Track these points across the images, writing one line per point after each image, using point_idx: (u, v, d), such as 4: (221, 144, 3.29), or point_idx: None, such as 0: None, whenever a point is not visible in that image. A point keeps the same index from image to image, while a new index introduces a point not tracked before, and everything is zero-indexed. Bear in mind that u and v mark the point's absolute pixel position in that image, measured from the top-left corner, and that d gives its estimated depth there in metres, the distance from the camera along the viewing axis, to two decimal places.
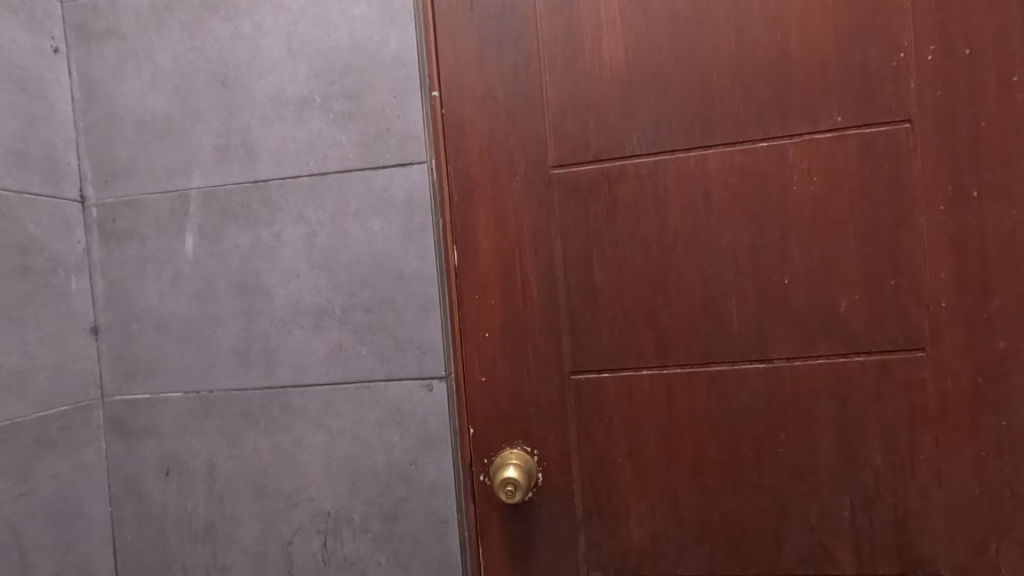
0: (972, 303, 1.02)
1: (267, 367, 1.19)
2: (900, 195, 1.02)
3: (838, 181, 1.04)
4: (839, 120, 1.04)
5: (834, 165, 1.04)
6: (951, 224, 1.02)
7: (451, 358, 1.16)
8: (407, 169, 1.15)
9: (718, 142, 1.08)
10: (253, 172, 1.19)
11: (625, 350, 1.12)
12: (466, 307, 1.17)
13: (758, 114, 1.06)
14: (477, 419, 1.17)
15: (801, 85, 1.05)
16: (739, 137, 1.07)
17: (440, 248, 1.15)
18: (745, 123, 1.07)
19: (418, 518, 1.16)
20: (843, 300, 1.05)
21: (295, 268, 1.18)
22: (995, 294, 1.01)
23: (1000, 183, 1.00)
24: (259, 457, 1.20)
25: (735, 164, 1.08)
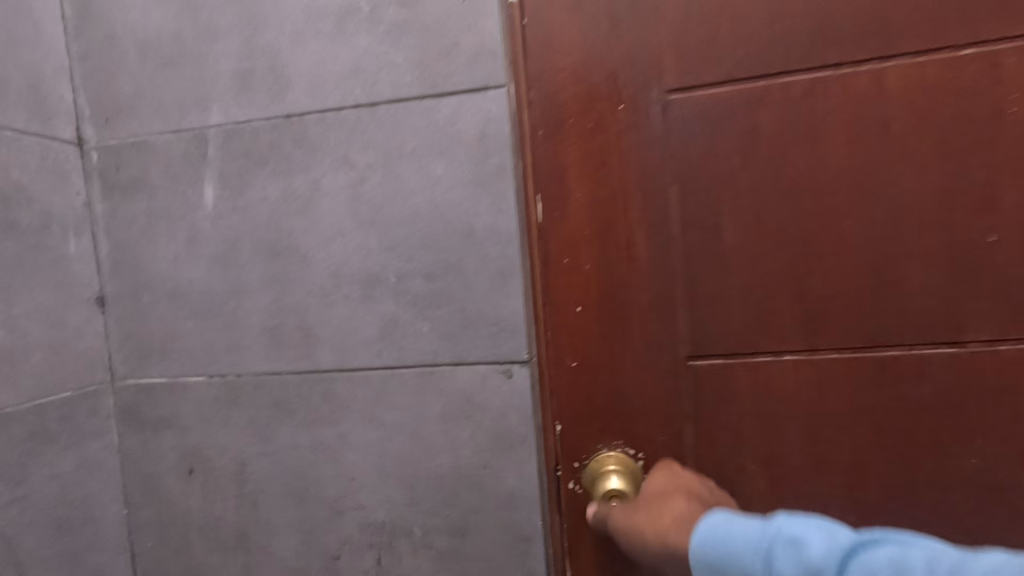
0: None
1: (306, 347, 0.97)
2: None
3: None
4: None
5: None
6: None
7: (536, 339, 0.93)
8: (479, 96, 0.89)
9: (904, 50, 0.80)
10: (283, 104, 0.95)
11: (763, 328, 0.87)
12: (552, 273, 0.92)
13: (964, 9, 0.78)
14: (566, 413, 0.94)
15: None
16: (934, 42, 0.79)
17: (522, 200, 0.91)
18: (943, 23, 0.79)
19: (493, 534, 0.94)
20: None
21: (337, 225, 0.94)
22: None
23: None
24: (298, 455, 0.99)
25: (927, 80, 0.80)
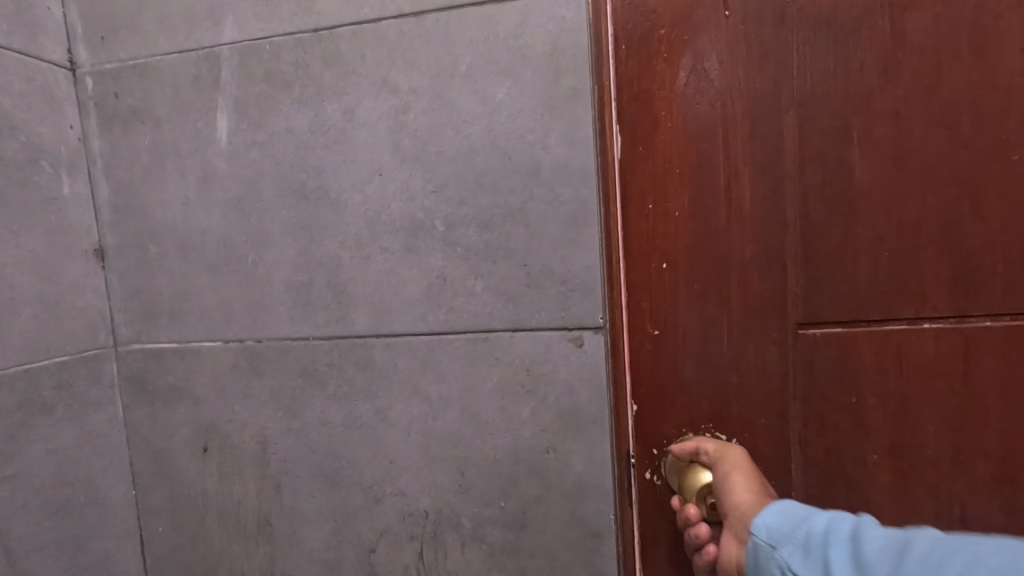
0: None
1: (338, 308, 0.83)
2: None
3: None
4: None
5: None
6: None
7: (614, 300, 0.78)
8: (550, 1, 0.72)
9: None
10: (312, 16, 0.79)
11: (899, 288, 0.71)
12: (635, 222, 0.79)
13: None
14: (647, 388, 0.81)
15: None
16: None
17: (602, 130, 0.75)
18: None
19: (558, 528, 0.80)
20: None
21: (376, 161, 0.79)
22: None
23: None
24: (329, 434, 0.85)
25: None
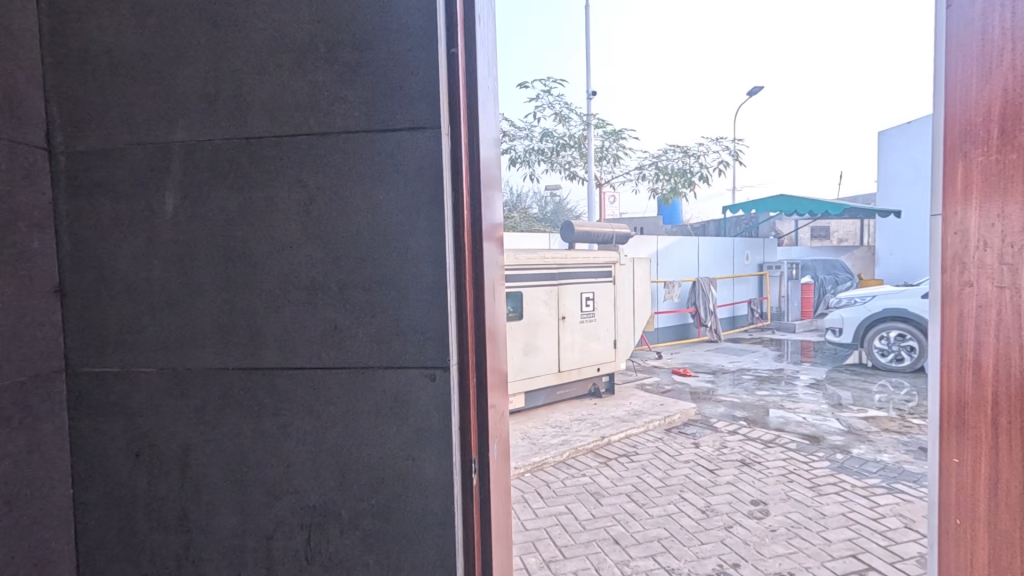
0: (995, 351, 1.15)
1: (253, 345, 1.08)
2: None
3: None
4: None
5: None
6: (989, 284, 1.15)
7: (464, 350, 1.09)
8: (418, 133, 1.02)
9: None
10: (245, 127, 1.05)
11: None
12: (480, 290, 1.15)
13: None
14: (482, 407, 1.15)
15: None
16: None
17: (458, 234, 1.08)
18: None
19: (415, 518, 1.06)
20: None
21: (288, 236, 1.05)
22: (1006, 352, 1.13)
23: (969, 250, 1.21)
24: (240, 443, 1.09)
25: None
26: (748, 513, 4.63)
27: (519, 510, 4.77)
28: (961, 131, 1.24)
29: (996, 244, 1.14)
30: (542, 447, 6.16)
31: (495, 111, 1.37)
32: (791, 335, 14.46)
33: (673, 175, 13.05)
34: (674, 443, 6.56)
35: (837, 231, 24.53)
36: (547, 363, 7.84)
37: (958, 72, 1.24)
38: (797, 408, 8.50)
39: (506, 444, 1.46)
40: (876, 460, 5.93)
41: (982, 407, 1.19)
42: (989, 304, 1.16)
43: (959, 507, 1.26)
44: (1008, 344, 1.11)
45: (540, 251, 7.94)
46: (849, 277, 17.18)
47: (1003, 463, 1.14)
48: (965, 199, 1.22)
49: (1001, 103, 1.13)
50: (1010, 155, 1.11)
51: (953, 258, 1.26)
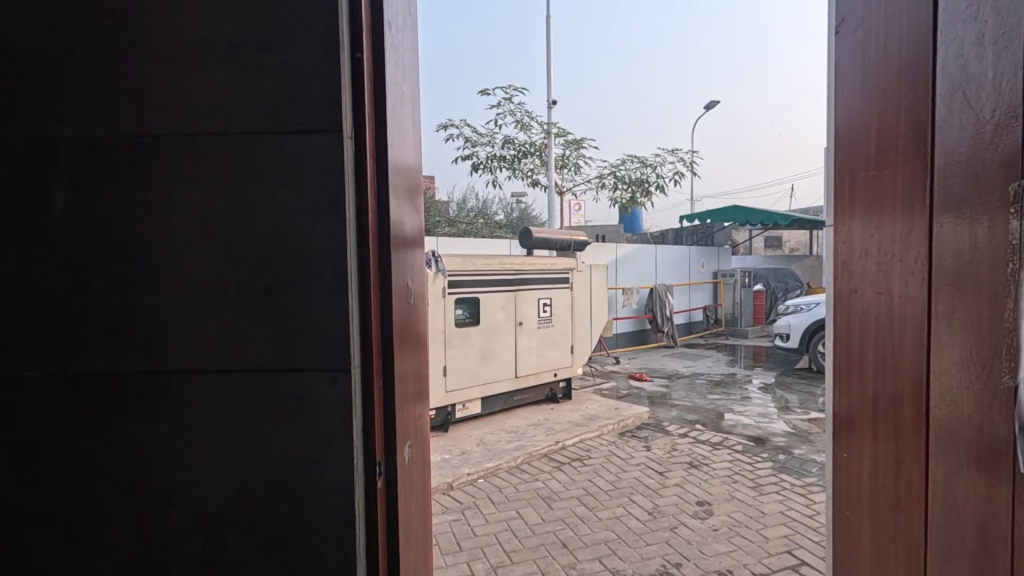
0: (876, 356, 1.23)
1: (148, 349, 1.05)
2: (898, 231, 1.15)
3: (912, 206, 1.11)
4: (902, 149, 1.15)
5: (912, 195, 1.11)
6: (871, 293, 1.24)
7: (368, 353, 1.10)
8: (321, 136, 1.02)
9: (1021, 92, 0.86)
10: (142, 125, 1.03)
11: None
12: (386, 295, 1.16)
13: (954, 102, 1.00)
14: (388, 410, 1.16)
15: (910, 110, 1.12)
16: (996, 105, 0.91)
17: (361, 238, 1.08)
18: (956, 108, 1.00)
19: (314, 523, 1.05)
20: (950, 328, 1.01)
21: (186, 237, 1.04)
22: (880, 358, 1.22)
23: (851, 261, 1.31)
24: (133, 450, 1.06)
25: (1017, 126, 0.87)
26: (692, 514, 4.76)
27: (470, 517, 4.75)
28: (848, 147, 1.33)
29: (873, 252, 1.23)
30: (497, 453, 6.17)
31: (409, 115, 1.38)
32: (743, 341, 15.02)
33: (632, 184, 13.40)
34: (627, 446, 6.69)
35: (789, 241, 25.67)
36: (504, 369, 7.87)
37: (845, 93, 1.34)
38: (747, 411, 8.83)
39: (423, 446, 1.47)
40: (816, 459, 6.22)
41: (865, 405, 1.28)
42: (870, 308, 1.25)
43: (848, 499, 1.35)
44: (884, 345, 1.20)
45: (498, 257, 8.00)
46: (799, 286, 17.95)
47: (879, 457, 1.22)
48: (851, 211, 1.32)
49: (877, 122, 1.23)
50: (884, 170, 1.20)
51: (843, 265, 1.35)
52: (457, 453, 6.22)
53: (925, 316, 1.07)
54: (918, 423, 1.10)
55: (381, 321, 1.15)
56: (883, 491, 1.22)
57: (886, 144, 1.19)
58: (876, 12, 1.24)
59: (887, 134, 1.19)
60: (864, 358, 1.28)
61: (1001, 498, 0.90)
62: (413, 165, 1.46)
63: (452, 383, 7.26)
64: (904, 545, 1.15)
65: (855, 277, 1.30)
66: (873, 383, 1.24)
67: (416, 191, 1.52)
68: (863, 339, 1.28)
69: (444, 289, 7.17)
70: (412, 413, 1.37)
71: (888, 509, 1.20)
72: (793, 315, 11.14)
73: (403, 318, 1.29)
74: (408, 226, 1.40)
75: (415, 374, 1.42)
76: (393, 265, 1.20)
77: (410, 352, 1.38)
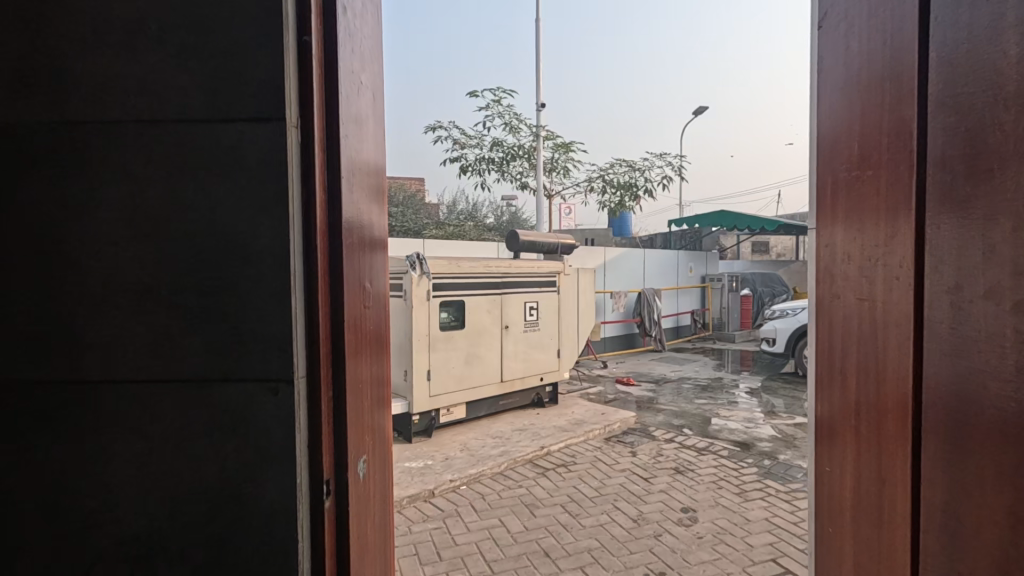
0: (859, 365, 1.17)
1: (70, 356, 0.95)
2: (881, 234, 1.09)
3: (895, 207, 1.05)
4: (883, 149, 1.09)
5: (895, 197, 1.05)
6: (852, 299, 1.18)
7: (315, 358, 1.01)
8: (261, 125, 0.93)
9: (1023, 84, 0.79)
10: (66, 111, 0.94)
11: None
12: (338, 296, 1.07)
13: (946, 97, 0.94)
14: (338, 422, 1.07)
15: (894, 107, 1.06)
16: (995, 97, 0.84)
17: (307, 234, 0.99)
18: (947, 102, 0.93)
19: (253, 546, 0.96)
20: (940, 336, 0.95)
21: (112, 234, 0.95)
22: (862, 367, 1.16)
23: (835, 266, 1.25)
24: (54, 467, 0.96)
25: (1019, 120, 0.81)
26: (677, 521, 4.70)
27: (451, 525, 4.65)
28: (829, 146, 1.28)
29: (855, 256, 1.18)
30: (482, 458, 6.08)
31: (370, 107, 1.31)
32: (731, 346, 15.09)
33: (620, 189, 13.41)
34: (613, 452, 6.63)
35: (776, 245, 25.87)
36: (489, 373, 7.79)
37: (826, 89, 1.29)
38: (732, 415, 8.83)
39: (384, 456, 1.39)
40: (801, 464, 6.22)
41: (846, 414, 1.22)
42: (851, 315, 1.19)
43: (829, 513, 1.29)
44: (865, 356, 1.14)
45: (484, 260, 7.91)
46: (786, 291, 18.10)
47: (861, 473, 1.16)
48: (833, 216, 1.26)
49: (860, 121, 1.16)
50: (866, 171, 1.14)
51: (824, 270, 1.29)
52: (441, 459, 6.11)
53: (911, 325, 1.01)
54: (901, 434, 1.04)
55: (331, 323, 1.06)
56: (865, 507, 1.15)
57: (867, 144, 1.14)
58: (859, 6, 1.18)
59: (868, 134, 1.14)
60: (845, 366, 1.22)
61: (1005, 521, 0.83)
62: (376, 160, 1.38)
63: (436, 387, 7.15)
64: (887, 565, 1.08)
65: (837, 283, 1.24)
66: (856, 394, 1.18)
67: (382, 189, 1.44)
68: (845, 347, 1.22)
69: (428, 292, 7.08)
70: (371, 422, 1.28)
71: (870, 527, 1.14)
72: (780, 320, 11.32)
73: (361, 321, 1.20)
74: (370, 224, 1.31)
75: (376, 382, 1.34)
76: (347, 264, 1.11)
77: (371, 358, 1.29)
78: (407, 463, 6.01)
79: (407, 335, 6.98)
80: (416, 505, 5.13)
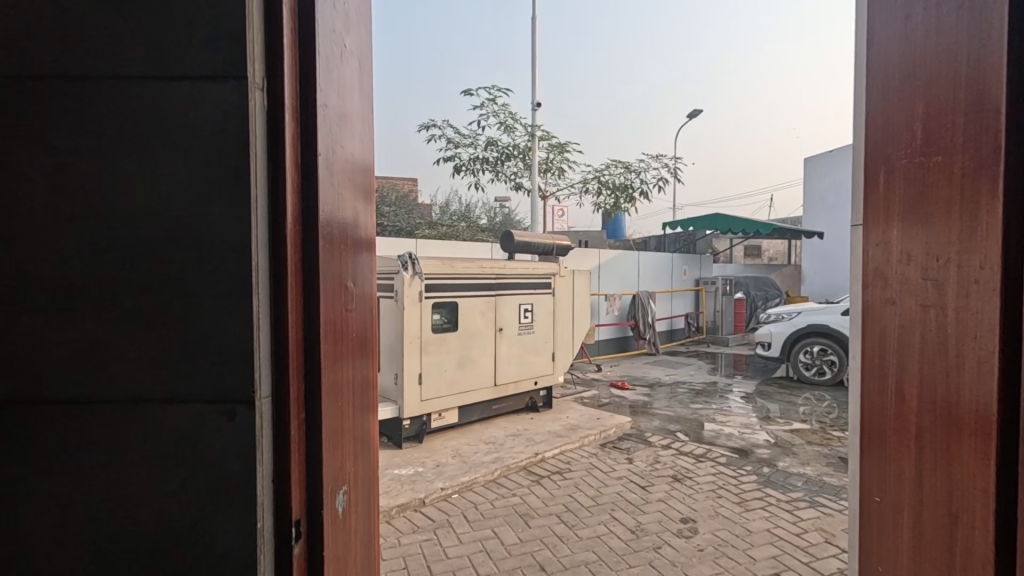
0: (925, 372, 1.20)
1: (162, 357, 0.88)
2: (957, 243, 1.13)
3: (973, 218, 1.09)
4: (959, 155, 1.13)
5: (972, 208, 1.10)
6: (917, 306, 1.23)
7: (284, 357, 0.96)
8: None
9: None
10: (159, 97, 0.88)
11: None
12: (313, 292, 1.03)
13: None
14: (310, 425, 1.03)
15: (972, 114, 1.10)
16: None
17: (274, 227, 0.94)
18: None
19: None
20: None
21: (209, 228, 0.88)
22: (929, 374, 1.20)
23: (900, 272, 1.28)
24: (144, 477, 0.89)
25: None
26: (677, 531, 5.27)
27: (441, 537, 5.13)
28: (883, 138, 1.34)
29: (918, 257, 1.23)
30: (474, 466, 6.65)
31: (356, 92, 1.28)
32: (725, 350, 15.36)
33: (615, 190, 13.61)
34: (608, 458, 7.28)
35: (766, 250, 26.25)
36: (482, 377, 7.97)
37: (879, 83, 1.35)
38: (729, 420, 9.13)
39: (367, 454, 1.35)
40: (800, 473, 6.81)
41: (904, 420, 1.27)
42: (913, 321, 1.24)
43: (883, 516, 1.34)
44: (928, 351, 1.20)
45: (479, 260, 8.04)
46: (778, 295, 18.42)
47: (923, 472, 1.21)
48: (887, 218, 1.32)
49: (922, 118, 1.22)
50: (933, 158, 1.19)
51: (875, 271, 1.36)
52: (431, 466, 6.61)
53: (998, 333, 1.04)
54: (979, 439, 1.08)
55: (304, 321, 1.02)
56: (930, 510, 1.20)
57: (932, 130, 1.19)
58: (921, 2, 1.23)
59: (935, 120, 1.18)
60: (906, 374, 1.26)
61: None
62: (364, 152, 1.38)
63: (427, 391, 7.31)
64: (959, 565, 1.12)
65: (899, 290, 1.28)
66: (919, 402, 1.22)
67: (367, 179, 1.41)
68: (907, 354, 1.26)
69: (421, 294, 7.21)
70: (351, 421, 1.24)
71: (935, 528, 1.19)
72: (774, 324, 11.62)
73: (341, 319, 1.16)
74: (353, 216, 1.27)
75: (357, 380, 1.30)
76: (326, 260, 1.07)
77: (351, 356, 1.25)
78: (396, 471, 6.46)
79: (397, 337, 7.15)
80: (405, 514, 5.62)
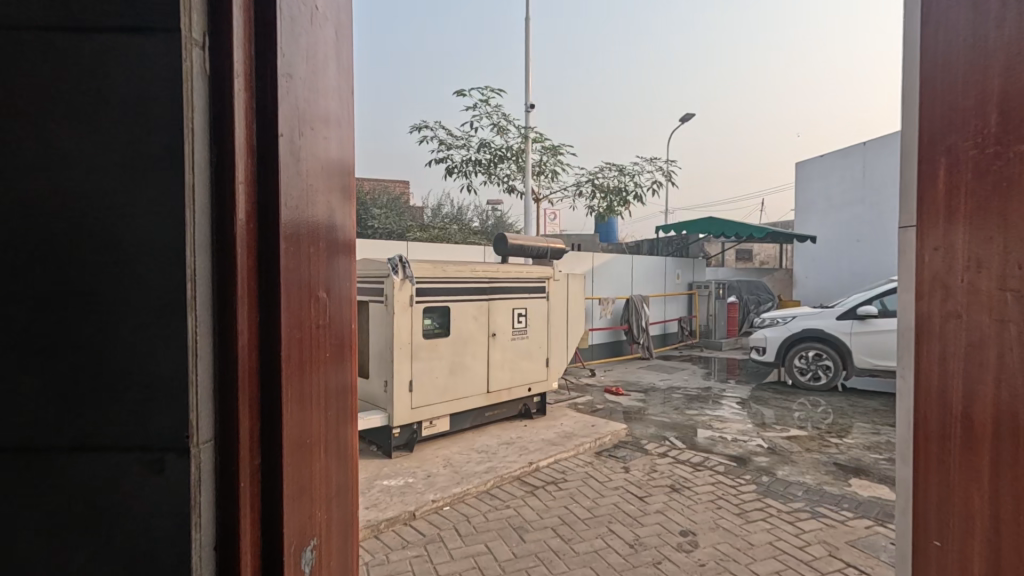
0: (999, 401, 1.04)
1: (69, 391, 0.68)
2: None
3: None
4: None
5: None
6: (988, 322, 1.06)
7: (232, 387, 0.76)
8: None
9: None
10: (65, 51, 0.67)
11: None
12: (274, 304, 0.82)
13: None
14: (268, 472, 0.82)
15: None
16: None
17: (219, 225, 0.74)
18: None
19: None
20: None
21: (132, 226, 0.67)
22: (1002, 403, 1.03)
23: (967, 280, 1.11)
24: (45, 550, 0.68)
25: None
26: (677, 545, 5.08)
27: (432, 553, 4.90)
28: (947, 125, 1.18)
29: (989, 265, 1.06)
30: (466, 476, 6.43)
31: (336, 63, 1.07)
32: (719, 354, 15.28)
33: (609, 193, 13.50)
34: (605, 467, 7.09)
35: (758, 254, 26.33)
36: (474, 384, 7.75)
37: (940, 65, 1.20)
38: (726, 427, 8.97)
39: (349, 489, 1.15)
40: (799, 482, 6.66)
41: (972, 454, 1.10)
42: (984, 338, 1.07)
43: (946, 565, 1.18)
44: (1006, 374, 1.03)
45: (472, 263, 7.85)
46: (771, 299, 18.41)
47: (1000, 516, 1.05)
48: (949, 217, 1.16)
49: (995, 104, 1.06)
50: (1013, 147, 1.02)
51: (934, 278, 1.20)
52: (422, 477, 6.38)
53: None
54: None
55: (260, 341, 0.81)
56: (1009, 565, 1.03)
57: (1010, 114, 1.03)
58: None
59: (1015, 102, 1.02)
60: (973, 403, 1.10)
61: None
62: (347, 140, 1.17)
63: (418, 399, 7.08)
64: None
65: (965, 301, 1.12)
66: (992, 436, 1.06)
67: (348, 169, 1.20)
68: (974, 378, 1.10)
69: (411, 298, 6.99)
70: (330, 455, 1.03)
71: None
72: (769, 329, 11.53)
73: (315, 335, 0.95)
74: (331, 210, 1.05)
75: (338, 404, 1.08)
76: (292, 263, 0.86)
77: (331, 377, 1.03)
78: (385, 482, 6.23)
79: (387, 342, 6.92)
80: (394, 528, 5.38)
